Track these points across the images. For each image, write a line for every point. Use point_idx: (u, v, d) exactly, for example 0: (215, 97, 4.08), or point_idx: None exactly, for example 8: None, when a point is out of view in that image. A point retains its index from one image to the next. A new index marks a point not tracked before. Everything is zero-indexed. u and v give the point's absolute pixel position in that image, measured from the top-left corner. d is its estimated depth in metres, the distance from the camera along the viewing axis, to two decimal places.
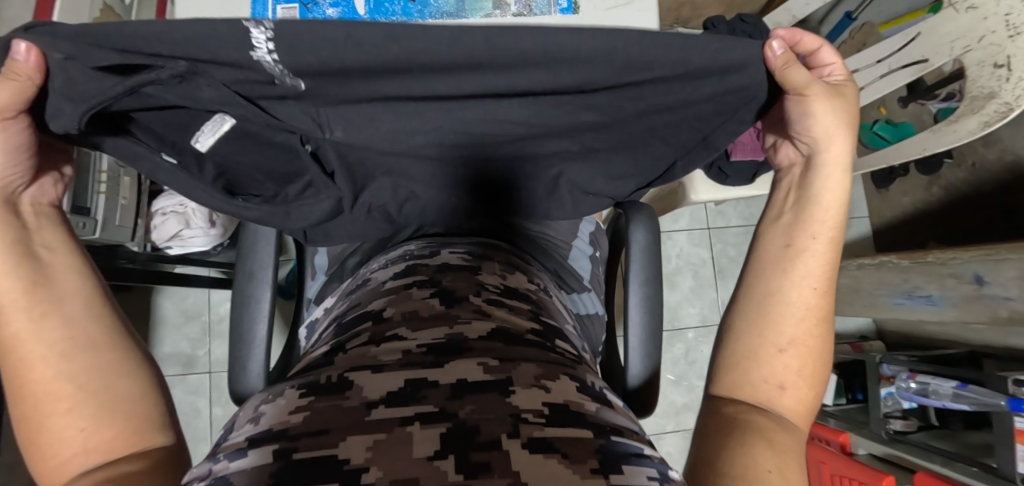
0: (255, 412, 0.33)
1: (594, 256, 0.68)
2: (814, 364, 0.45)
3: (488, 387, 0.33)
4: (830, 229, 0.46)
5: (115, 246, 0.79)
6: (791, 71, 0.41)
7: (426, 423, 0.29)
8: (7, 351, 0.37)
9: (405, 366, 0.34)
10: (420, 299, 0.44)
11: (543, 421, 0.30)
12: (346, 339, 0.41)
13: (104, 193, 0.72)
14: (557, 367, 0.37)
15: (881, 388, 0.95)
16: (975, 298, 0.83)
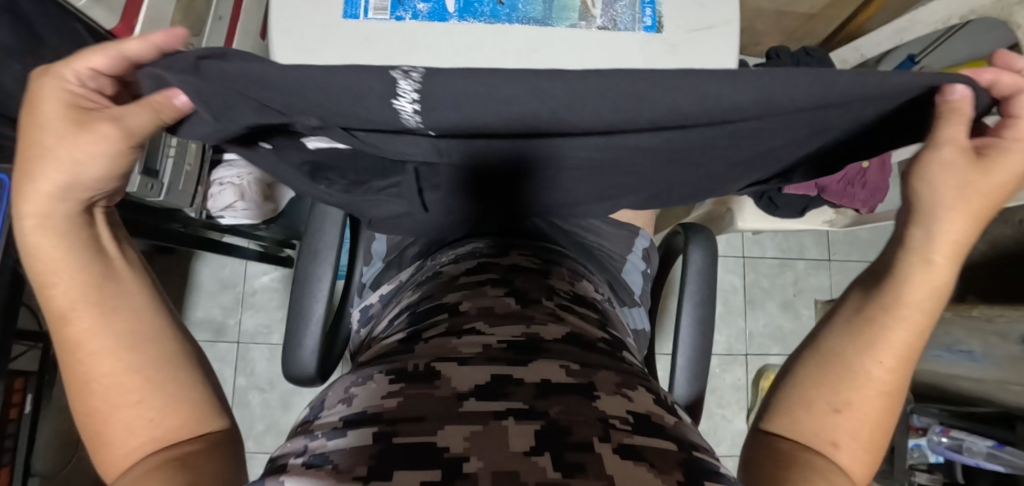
0: (346, 393, 0.39)
1: (645, 272, 0.70)
2: (876, 427, 0.42)
3: (570, 388, 0.38)
4: (922, 306, 0.40)
5: (174, 211, 0.81)
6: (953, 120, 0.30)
7: (520, 419, 0.34)
8: (71, 347, 0.37)
9: (490, 362, 0.39)
10: (495, 300, 0.48)
11: (629, 429, 0.35)
12: (424, 329, 0.46)
13: (172, 158, 0.74)
14: (628, 376, 0.42)
15: (910, 439, 0.95)
16: (1018, 359, 0.81)
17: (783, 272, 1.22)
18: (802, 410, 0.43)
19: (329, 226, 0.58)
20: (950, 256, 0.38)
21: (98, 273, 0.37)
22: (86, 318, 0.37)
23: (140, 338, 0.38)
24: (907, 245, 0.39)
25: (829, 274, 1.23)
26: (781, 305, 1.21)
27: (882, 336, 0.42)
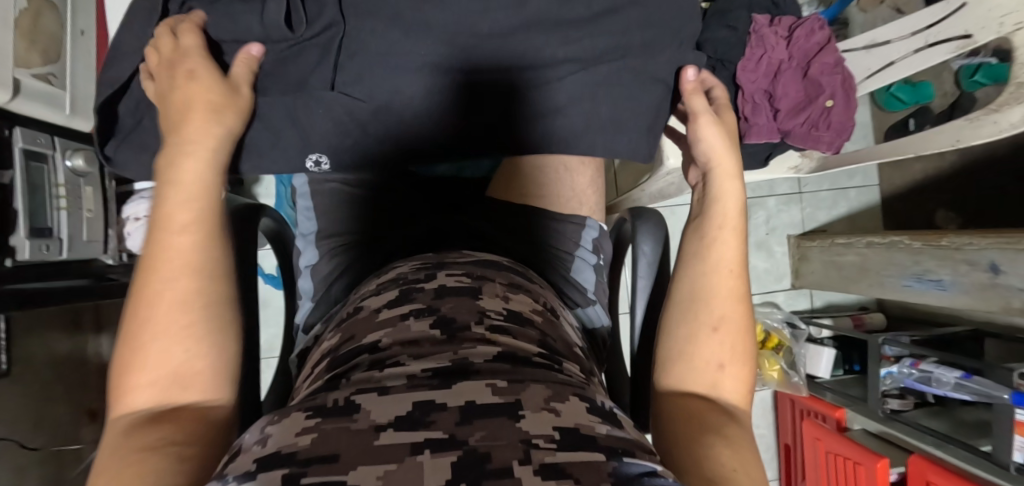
0: (260, 434, 0.32)
1: (596, 264, 0.67)
2: (743, 342, 0.48)
3: (493, 410, 0.31)
4: (731, 225, 0.54)
5: (89, 262, 0.72)
6: (693, 96, 0.59)
7: (437, 451, 0.27)
8: (154, 268, 0.39)
9: (413, 392, 0.33)
10: (419, 331, 0.42)
11: (555, 446, 0.29)
12: (345, 371, 0.40)
13: (65, 208, 0.66)
14: (563, 389, 0.36)
15: (881, 368, 0.94)
16: (988, 286, 0.81)
17: (754, 212, 1.18)
18: (690, 348, 0.48)
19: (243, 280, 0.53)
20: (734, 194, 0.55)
21: (205, 242, 0.42)
22: (179, 251, 0.40)
23: (196, 278, 0.40)
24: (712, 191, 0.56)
25: (800, 208, 1.20)
26: (754, 246, 1.20)
27: (716, 247, 0.52)
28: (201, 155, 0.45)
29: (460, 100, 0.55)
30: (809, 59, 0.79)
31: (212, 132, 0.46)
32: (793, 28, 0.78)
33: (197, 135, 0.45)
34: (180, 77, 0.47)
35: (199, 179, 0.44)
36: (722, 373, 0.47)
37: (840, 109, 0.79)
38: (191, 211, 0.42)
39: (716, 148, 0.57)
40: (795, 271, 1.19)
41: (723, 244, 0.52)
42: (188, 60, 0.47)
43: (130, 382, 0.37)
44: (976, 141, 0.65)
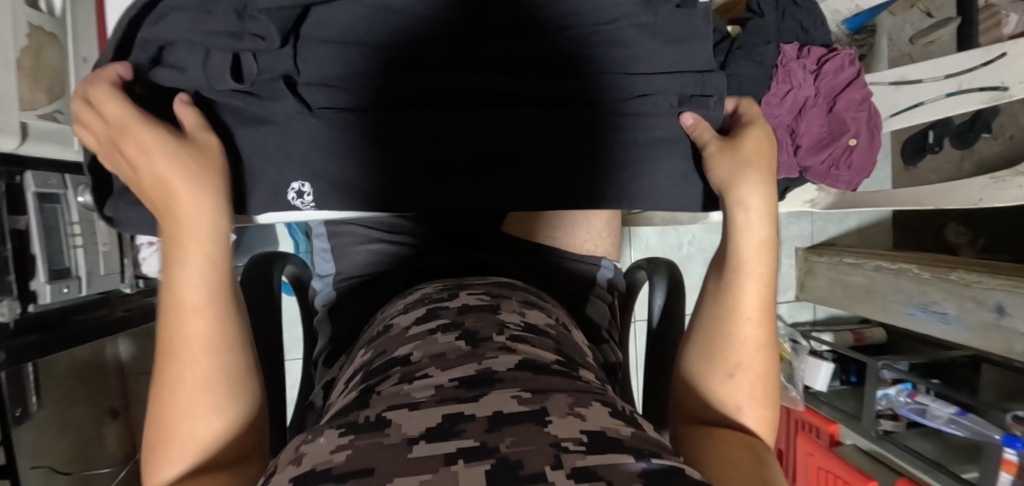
0: (295, 452, 0.30)
1: (610, 300, 0.63)
2: (764, 378, 0.46)
3: (523, 417, 0.30)
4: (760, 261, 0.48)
5: (107, 294, 0.72)
6: (699, 134, 0.52)
7: (470, 462, 0.26)
8: (171, 325, 0.37)
9: (441, 403, 0.32)
10: (444, 343, 0.41)
11: (583, 449, 0.27)
12: (376, 382, 0.39)
13: (82, 246, 0.66)
14: (587, 396, 0.35)
15: (880, 390, 0.97)
16: (993, 327, 0.82)
17: None
18: (710, 389, 0.46)
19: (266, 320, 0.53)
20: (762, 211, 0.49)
21: (218, 284, 0.39)
22: (192, 298, 0.38)
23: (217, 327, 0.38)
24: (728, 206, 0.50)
25: (810, 221, 1.21)
26: None
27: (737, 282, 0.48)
28: (196, 213, 0.40)
29: (449, 114, 0.50)
30: (835, 94, 0.76)
31: (187, 188, 0.40)
32: (821, 61, 0.75)
33: (183, 185, 0.40)
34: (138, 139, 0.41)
35: (208, 221, 0.40)
36: (744, 413, 0.45)
37: (864, 147, 0.77)
38: (202, 266, 0.38)
39: (721, 174, 0.49)
40: (801, 283, 1.21)
41: (745, 283, 0.47)
42: (113, 106, 0.42)
43: (165, 460, 0.35)
44: (998, 203, 0.67)
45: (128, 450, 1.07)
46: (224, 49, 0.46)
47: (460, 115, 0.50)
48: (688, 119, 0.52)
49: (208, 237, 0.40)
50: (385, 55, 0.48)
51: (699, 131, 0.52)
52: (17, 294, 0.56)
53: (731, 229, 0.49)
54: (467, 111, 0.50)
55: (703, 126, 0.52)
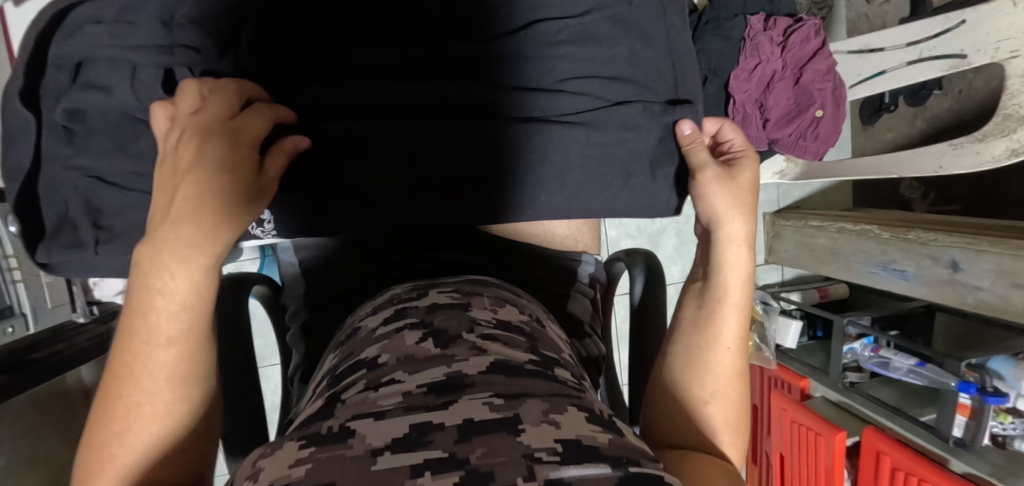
0: (252, 469, 0.28)
1: (591, 297, 0.63)
2: (737, 406, 0.48)
3: (496, 426, 0.28)
4: (740, 293, 0.50)
5: (60, 326, 0.68)
6: (695, 149, 0.52)
7: (437, 473, 0.24)
8: (135, 327, 0.35)
9: (410, 411, 0.30)
10: (413, 344, 0.38)
11: (558, 460, 0.26)
12: (342, 389, 0.36)
13: (22, 280, 0.60)
14: (566, 401, 0.33)
15: (845, 345, 1.02)
16: (947, 281, 0.87)
17: None
18: (685, 417, 0.47)
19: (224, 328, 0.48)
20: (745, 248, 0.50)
21: (198, 294, 0.36)
22: (162, 305, 0.35)
23: (181, 334, 0.36)
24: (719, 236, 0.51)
25: (776, 186, 1.24)
26: None
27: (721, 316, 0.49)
28: (184, 237, 0.36)
29: (424, 146, 0.49)
30: (801, 66, 0.77)
31: (217, 193, 0.37)
32: (788, 31, 0.75)
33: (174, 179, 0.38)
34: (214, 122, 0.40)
35: (196, 234, 0.36)
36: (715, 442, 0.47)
37: (830, 119, 0.77)
38: (185, 277, 0.36)
39: (714, 203, 0.51)
40: (769, 247, 1.25)
41: (728, 317, 0.49)
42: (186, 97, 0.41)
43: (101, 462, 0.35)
44: (957, 170, 0.73)
45: None
46: (154, 63, 0.44)
47: (423, 126, 0.48)
48: (686, 130, 0.53)
49: (198, 270, 0.36)
50: (355, 77, 0.47)
51: (696, 146, 0.52)
52: None
53: (718, 263, 0.50)
54: (433, 120, 0.49)
55: (697, 141, 0.53)
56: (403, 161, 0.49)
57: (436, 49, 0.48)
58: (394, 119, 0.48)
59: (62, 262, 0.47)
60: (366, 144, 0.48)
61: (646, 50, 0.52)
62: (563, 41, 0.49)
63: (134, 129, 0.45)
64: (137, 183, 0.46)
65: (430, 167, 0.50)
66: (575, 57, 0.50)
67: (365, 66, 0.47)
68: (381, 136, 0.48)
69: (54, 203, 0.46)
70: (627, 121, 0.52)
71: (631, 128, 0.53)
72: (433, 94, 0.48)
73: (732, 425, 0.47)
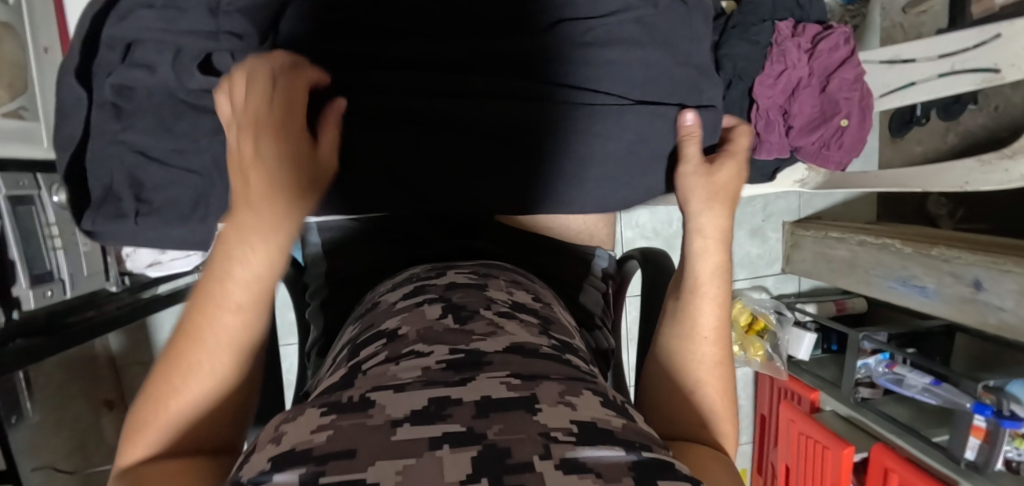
0: (275, 433, 0.30)
1: (603, 292, 0.63)
2: (725, 391, 0.49)
3: (513, 404, 0.30)
4: (716, 282, 0.51)
5: (94, 292, 0.71)
6: (689, 140, 0.54)
7: (456, 446, 0.26)
8: (214, 288, 0.38)
9: (429, 386, 0.32)
10: (434, 321, 0.41)
11: (574, 440, 0.28)
12: (363, 360, 0.38)
13: (62, 247, 0.64)
14: (579, 383, 0.35)
15: (858, 359, 1.01)
16: (968, 300, 0.85)
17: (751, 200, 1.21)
18: (674, 405, 0.48)
19: None
20: (718, 236, 0.53)
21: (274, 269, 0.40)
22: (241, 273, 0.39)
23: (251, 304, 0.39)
24: (695, 229, 0.53)
25: (798, 195, 1.22)
26: (750, 233, 1.23)
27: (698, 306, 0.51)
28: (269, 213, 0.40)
29: (454, 121, 0.49)
30: (829, 73, 0.76)
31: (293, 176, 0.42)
32: (818, 38, 0.74)
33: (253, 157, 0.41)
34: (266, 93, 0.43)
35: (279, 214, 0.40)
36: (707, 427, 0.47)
37: (854, 128, 0.76)
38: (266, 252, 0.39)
39: (690, 195, 0.54)
40: (787, 257, 1.24)
41: (702, 305, 0.50)
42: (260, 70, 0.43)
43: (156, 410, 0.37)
44: (985, 187, 0.72)
45: None
46: (195, 47, 0.46)
47: (454, 102, 0.49)
48: (686, 121, 0.54)
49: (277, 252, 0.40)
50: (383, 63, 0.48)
51: (687, 136, 0.54)
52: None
53: (690, 256, 0.53)
54: (462, 95, 0.49)
55: (693, 134, 0.54)
56: (433, 135, 0.50)
57: (480, 52, 0.48)
58: (425, 93, 0.49)
59: (104, 232, 0.50)
60: (399, 134, 0.49)
61: (671, 54, 0.52)
62: (589, 40, 0.49)
63: (173, 108, 0.48)
64: (171, 161, 0.48)
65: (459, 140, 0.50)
66: (603, 56, 0.50)
67: (416, 59, 0.48)
68: (412, 110, 0.49)
69: (98, 177, 0.49)
70: (649, 118, 0.52)
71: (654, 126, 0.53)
72: (471, 88, 0.49)
73: (721, 409, 0.48)
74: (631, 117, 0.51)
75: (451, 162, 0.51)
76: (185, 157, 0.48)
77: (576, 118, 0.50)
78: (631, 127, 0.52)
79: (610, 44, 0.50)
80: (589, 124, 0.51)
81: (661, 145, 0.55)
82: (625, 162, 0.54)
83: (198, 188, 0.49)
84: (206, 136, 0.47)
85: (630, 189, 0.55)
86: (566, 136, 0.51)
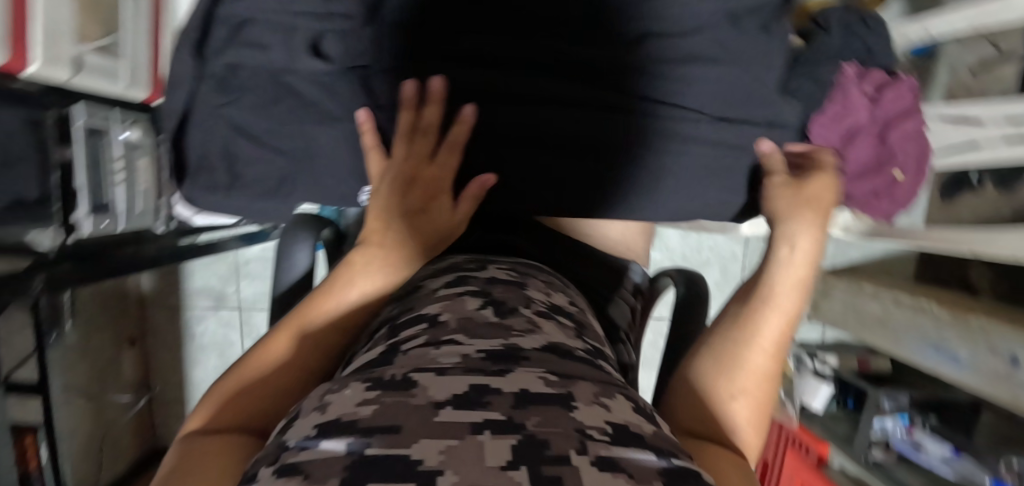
0: (321, 400, 0.32)
1: (634, 306, 0.63)
2: (762, 408, 0.46)
3: (549, 400, 0.31)
4: (789, 301, 0.49)
5: (142, 231, 0.73)
6: (770, 163, 0.53)
7: (496, 433, 0.27)
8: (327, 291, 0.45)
9: (469, 372, 0.33)
10: (473, 311, 0.41)
11: (608, 439, 0.28)
12: (402, 339, 0.39)
13: (121, 183, 0.67)
14: (614, 386, 0.35)
15: (875, 420, 0.99)
16: (1001, 375, 0.82)
17: None
18: (707, 406, 0.45)
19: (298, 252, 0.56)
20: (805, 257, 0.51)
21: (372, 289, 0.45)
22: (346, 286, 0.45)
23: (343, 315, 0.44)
24: (784, 236, 0.52)
25: (835, 243, 1.20)
26: None
27: (764, 316, 0.49)
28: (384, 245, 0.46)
29: (525, 118, 0.50)
30: (889, 122, 0.75)
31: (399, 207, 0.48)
32: (881, 86, 0.73)
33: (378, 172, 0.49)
34: (396, 131, 0.49)
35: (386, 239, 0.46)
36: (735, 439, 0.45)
37: (908, 183, 0.76)
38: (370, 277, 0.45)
39: (778, 210, 0.52)
40: (815, 304, 1.22)
41: (770, 315, 0.48)
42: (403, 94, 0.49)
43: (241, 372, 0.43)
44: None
45: (140, 375, 1.11)
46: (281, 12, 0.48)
47: (526, 102, 0.50)
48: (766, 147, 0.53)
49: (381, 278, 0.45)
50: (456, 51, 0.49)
51: (772, 164, 0.53)
52: (56, 220, 0.58)
53: (772, 263, 0.51)
54: (533, 95, 0.50)
55: (775, 158, 0.53)
56: (502, 129, 0.50)
57: (562, 55, 0.50)
58: (500, 84, 0.50)
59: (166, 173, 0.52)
60: (481, 131, 0.50)
61: (748, 79, 0.50)
62: (666, 59, 0.49)
63: (256, 65, 0.49)
64: (242, 117, 0.50)
65: (527, 137, 0.50)
66: (677, 74, 0.49)
67: (505, 58, 0.50)
68: (483, 101, 0.50)
69: (171, 120, 0.51)
70: (711, 141, 0.52)
71: (717, 150, 0.52)
72: (555, 91, 0.50)
73: (754, 425, 0.45)
74: (688, 139, 0.51)
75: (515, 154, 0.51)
76: (275, 137, 0.50)
77: (636, 132, 0.50)
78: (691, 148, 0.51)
79: (683, 61, 0.49)
80: (649, 142, 0.50)
81: (726, 178, 0.54)
82: (679, 180, 0.52)
83: (285, 168, 0.51)
84: (287, 118, 0.49)
85: (680, 208, 0.54)
86: (625, 148, 0.51)
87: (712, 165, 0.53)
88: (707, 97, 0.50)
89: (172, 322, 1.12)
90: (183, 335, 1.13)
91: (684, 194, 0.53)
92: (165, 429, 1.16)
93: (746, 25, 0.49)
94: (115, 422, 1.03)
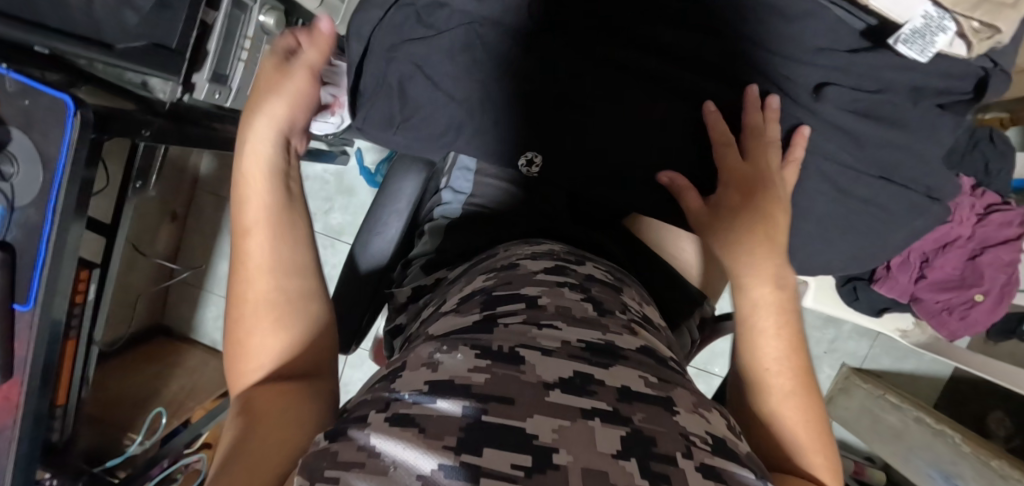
0: (430, 358, 0.28)
1: (694, 341, 0.60)
2: (815, 414, 0.40)
3: (652, 399, 0.26)
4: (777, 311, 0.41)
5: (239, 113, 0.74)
6: (717, 124, 0.46)
7: (607, 422, 0.23)
8: (243, 260, 0.40)
9: (573, 358, 0.28)
10: (572, 302, 0.36)
11: (710, 450, 0.24)
12: (499, 313, 0.34)
13: (244, 61, 0.66)
14: (711, 401, 0.31)
15: None
16: None
17: (825, 327, 1.18)
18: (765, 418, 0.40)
19: (408, 185, 0.56)
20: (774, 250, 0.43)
21: (283, 209, 0.42)
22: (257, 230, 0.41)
23: (270, 261, 0.40)
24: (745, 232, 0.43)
25: (870, 345, 1.18)
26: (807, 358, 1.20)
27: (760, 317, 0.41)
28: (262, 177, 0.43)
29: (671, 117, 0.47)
30: (986, 245, 0.74)
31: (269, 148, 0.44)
32: (991, 208, 0.73)
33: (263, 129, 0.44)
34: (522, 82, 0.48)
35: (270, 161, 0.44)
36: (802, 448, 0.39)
37: (987, 305, 0.75)
38: (260, 206, 0.41)
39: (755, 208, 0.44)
40: (830, 397, 1.20)
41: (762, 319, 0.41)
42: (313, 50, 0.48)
43: (241, 367, 0.37)
44: None
45: (169, 249, 1.12)
46: None
47: (686, 101, 0.47)
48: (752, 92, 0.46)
49: (270, 191, 0.42)
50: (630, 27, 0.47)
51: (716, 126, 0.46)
52: (180, 77, 0.59)
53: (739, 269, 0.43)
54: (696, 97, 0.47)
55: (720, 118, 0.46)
56: (652, 119, 0.47)
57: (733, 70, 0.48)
58: (666, 73, 0.47)
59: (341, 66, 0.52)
60: (630, 113, 0.47)
61: (918, 156, 0.47)
62: (841, 110, 0.46)
63: None
64: (417, 51, 0.48)
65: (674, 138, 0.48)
66: (849, 132, 0.46)
67: (686, 52, 0.46)
68: (640, 87, 0.47)
69: None
70: (853, 201, 0.48)
71: (854, 215, 0.49)
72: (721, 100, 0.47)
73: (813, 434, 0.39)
74: (824, 193, 0.49)
75: (659, 152, 0.48)
76: (454, 84, 0.48)
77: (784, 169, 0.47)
78: (823, 204, 0.49)
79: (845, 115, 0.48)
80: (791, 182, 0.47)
81: (854, 246, 0.51)
82: (803, 234, 0.50)
83: (447, 107, 0.49)
84: (464, 63, 0.48)
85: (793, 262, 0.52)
86: None
87: (846, 228, 0.50)
88: (869, 159, 0.47)
89: (217, 211, 1.12)
90: (222, 227, 1.13)
91: (804, 250, 0.51)
92: (174, 308, 1.18)
93: (927, 102, 0.46)
94: (133, 283, 1.04)
